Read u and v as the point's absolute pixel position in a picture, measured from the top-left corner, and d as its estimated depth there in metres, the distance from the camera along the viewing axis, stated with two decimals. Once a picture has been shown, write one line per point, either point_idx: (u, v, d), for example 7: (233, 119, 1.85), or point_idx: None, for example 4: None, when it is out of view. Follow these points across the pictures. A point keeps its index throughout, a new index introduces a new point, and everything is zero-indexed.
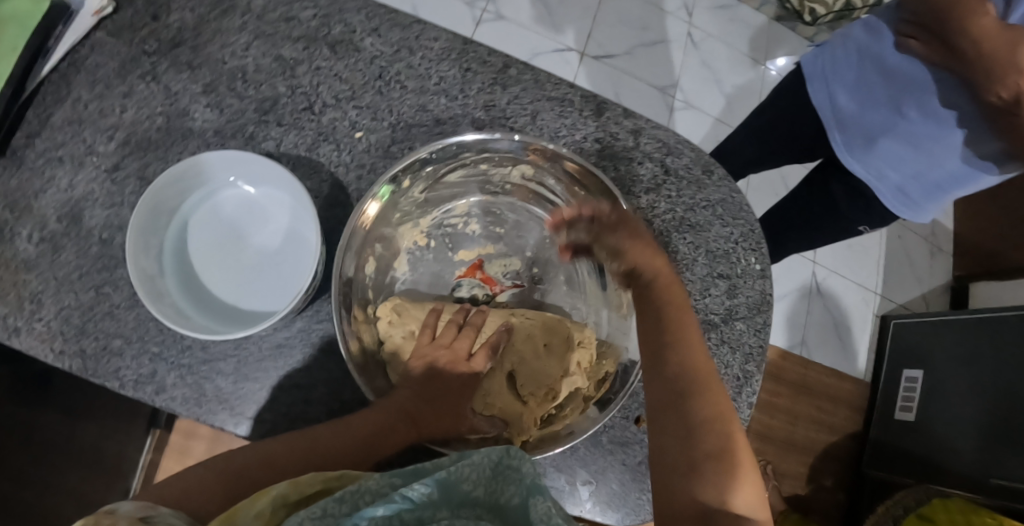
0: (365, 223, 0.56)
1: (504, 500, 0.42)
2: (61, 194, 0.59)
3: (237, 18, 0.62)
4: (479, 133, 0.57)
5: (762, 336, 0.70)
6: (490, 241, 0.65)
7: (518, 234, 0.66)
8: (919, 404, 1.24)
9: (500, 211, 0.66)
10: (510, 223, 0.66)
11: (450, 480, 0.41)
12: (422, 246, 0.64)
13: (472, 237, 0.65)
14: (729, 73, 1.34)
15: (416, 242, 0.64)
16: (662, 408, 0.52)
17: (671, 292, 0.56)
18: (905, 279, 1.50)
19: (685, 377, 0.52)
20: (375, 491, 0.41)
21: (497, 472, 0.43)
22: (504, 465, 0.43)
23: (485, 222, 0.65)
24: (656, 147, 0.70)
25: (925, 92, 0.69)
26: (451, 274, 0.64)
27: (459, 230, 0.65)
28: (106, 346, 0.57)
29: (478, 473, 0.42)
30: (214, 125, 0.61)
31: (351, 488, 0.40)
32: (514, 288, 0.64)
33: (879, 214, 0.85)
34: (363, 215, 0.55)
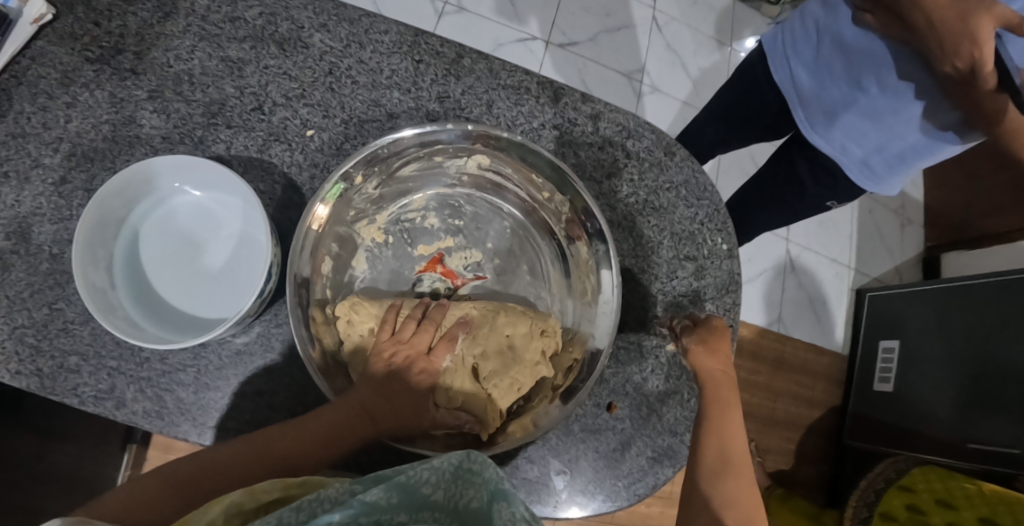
0: (318, 224, 0.56)
1: (464, 504, 0.40)
2: (7, 211, 0.57)
3: (180, 20, 0.61)
4: (415, 128, 0.57)
5: (732, 316, 0.70)
6: (450, 234, 0.65)
7: (477, 226, 0.66)
8: (897, 373, 1.27)
9: (457, 203, 0.66)
10: (468, 215, 0.66)
11: (411, 483, 0.39)
12: (380, 243, 0.64)
13: (431, 232, 0.65)
14: (694, 56, 1.34)
15: (374, 238, 0.63)
16: (712, 478, 0.53)
17: (726, 384, 0.59)
18: (878, 251, 1.52)
19: (730, 454, 0.55)
20: (333, 499, 0.38)
21: (457, 476, 0.41)
22: (464, 468, 0.41)
23: (444, 215, 0.65)
24: (616, 131, 0.70)
25: (883, 65, 0.70)
26: (411, 269, 0.63)
27: (416, 224, 0.65)
28: (62, 364, 0.55)
29: (436, 477, 0.40)
30: (163, 132, 0.60)
31: (308, 495, 0.38)
32: (476, 281, 0.64)
33: (845, 190, 0.86)
34: (313, 217, 0.55)
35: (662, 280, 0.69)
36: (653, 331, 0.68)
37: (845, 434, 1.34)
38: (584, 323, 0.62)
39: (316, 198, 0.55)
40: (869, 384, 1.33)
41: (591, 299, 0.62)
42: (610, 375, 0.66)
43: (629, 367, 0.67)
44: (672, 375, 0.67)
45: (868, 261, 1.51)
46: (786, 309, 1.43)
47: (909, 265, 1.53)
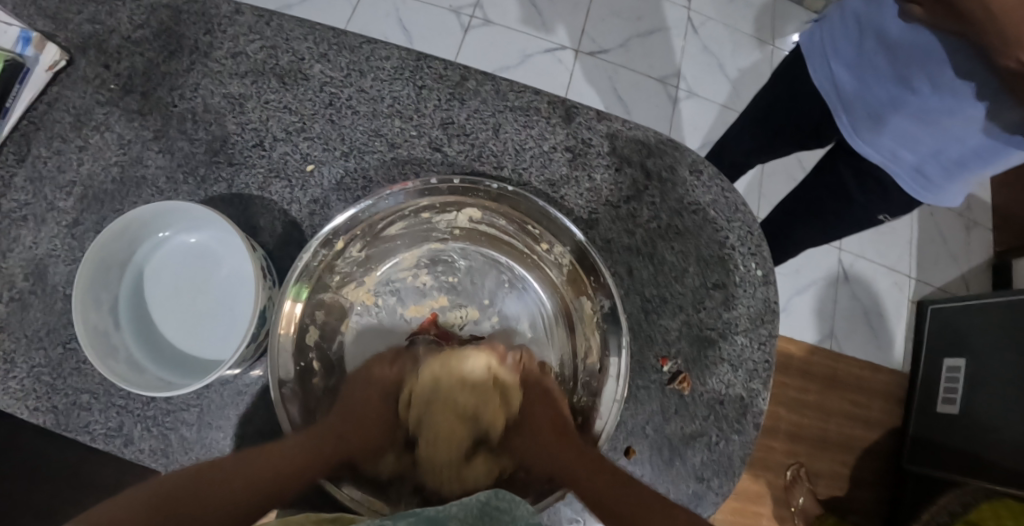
0: (291, 323, 0.55)
1: None
2: (26, 252, 0.59)
3: (185, 59, 0.62)
4: (345, 212, 0.57)
5: (766, 350, 0.64)
6: (443, 292, 0.64)
7: (474, 281, 0.64)
8: (964, 394, 1.16)
9: (450, 258, 0.65)
10: (463, 270, 0.65)
11: (439, 517, 0.43)
12: (370, 306, 0.63)
13: (422, 291, 0.64)
14: (733, 56, 1.26)
15: (363, 301, 0.62)
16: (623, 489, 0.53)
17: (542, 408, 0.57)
18: (942, 258, 1.40)
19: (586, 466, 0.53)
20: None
21: (485, 513, 0.44)
22: (491, 506, 0.44)
23: (436, 272, 0.64)
24: (635, 150, 0.65)
25: (934, 62, 0.61)
26: (405, 331, 0.63)
27: (407, 283, 0.64)
28: (74, 401, 0.56)
29: (464, 513, 0.43)
30: (167, 171, 0.60)
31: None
32: (472, 339, 0.62)
33: (898, 200, 0.77)
34: (285, 317, 0.55)
35: (689, 311, 0.64)
36: (677, 365, 0.63)
37: (904, 459, 1.19)
38: (591, 385, 0.59)
39: (282, 295, 0.54)
40: (931, 405, 1.20)
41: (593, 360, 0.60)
42: (628, 416, 0.62)
43: (648, 406, 0.62)
44: (697, 417, 0.62)
45: (931, 270, 1.39)
46: (838, 325, 1.34)
47: (975, 271, 1.40)
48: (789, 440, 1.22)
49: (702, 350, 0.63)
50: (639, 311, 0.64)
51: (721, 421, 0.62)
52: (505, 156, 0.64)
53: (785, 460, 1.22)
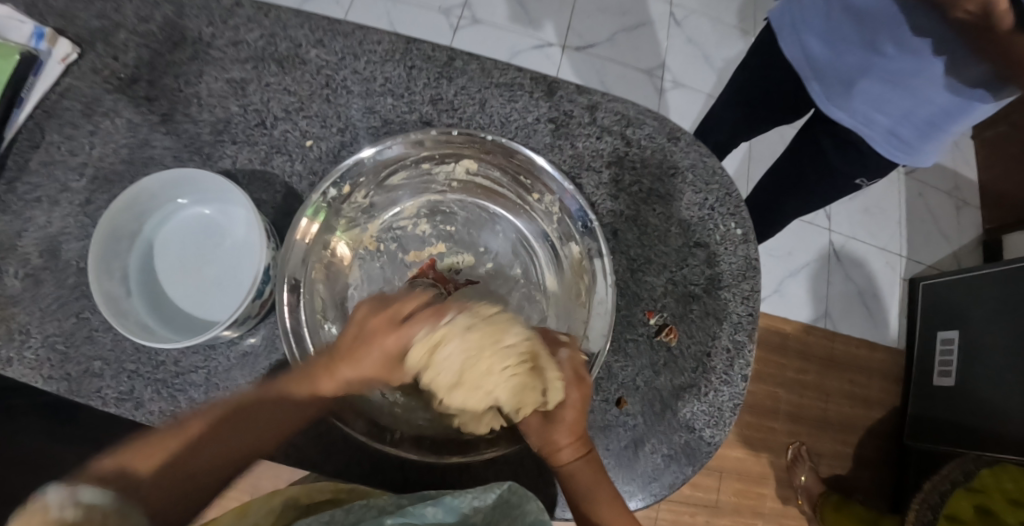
0: (307, 238, 0.58)
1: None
2: (40, 231, 0.62)
3: (189, 49, 0.66)
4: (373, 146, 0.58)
5: (750, 304, 0.66)
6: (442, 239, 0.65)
7: (471, 231, 0.66)
8: (959, 367, 1.18)
9: (448, 209, 0.66)
10: (461, 220, 0.66)
11: (455, 503, 0.49)
12: (372, 251, 0.64)
13: (422, 239, 0.65)
14: (716, 47, 1.31)
15: (366, 246, 0.63)
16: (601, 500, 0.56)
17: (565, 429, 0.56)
18: (933, 237, 1.42)
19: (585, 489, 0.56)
20: (382, 507, 0.49)
21: (498, 505, 0.50)
22: (504, 499, 0.50)
23: (435, 222, 0.65)
24: (615, 120, 0.68)
25: (893, 24, 0.65)
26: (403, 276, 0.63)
27: (408, 231, 0.65)
28: (87, 368, 0.59)
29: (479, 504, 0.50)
30: (174, 151, 0.64)
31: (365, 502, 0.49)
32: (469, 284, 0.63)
33: (875, 165, 0.80)
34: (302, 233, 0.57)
35: (673, 269, 0.66)
36: (663, 319, 0.65)
37: (907, 435, 1.23)
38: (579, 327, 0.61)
39: (300, 213, 0.56)
40: (929, 379, 1.23)
41: (585, 300, 0.61)
42: (619, 369, 0.64)
43: (638, 360, 0.64)
44: (685, 369, 0.64)
45: (923, 248, 1.41)
46: (834, 304, 1.35)
47: (965, 248, 1.42)
48: (789, 419, 1.23)
49: (687, 305, 0.66)
50: (626, 270, 0.66)
51: (709, 373, 0.65)
52: (491, 128, 0.67)
53: (786, 440, 1.22)
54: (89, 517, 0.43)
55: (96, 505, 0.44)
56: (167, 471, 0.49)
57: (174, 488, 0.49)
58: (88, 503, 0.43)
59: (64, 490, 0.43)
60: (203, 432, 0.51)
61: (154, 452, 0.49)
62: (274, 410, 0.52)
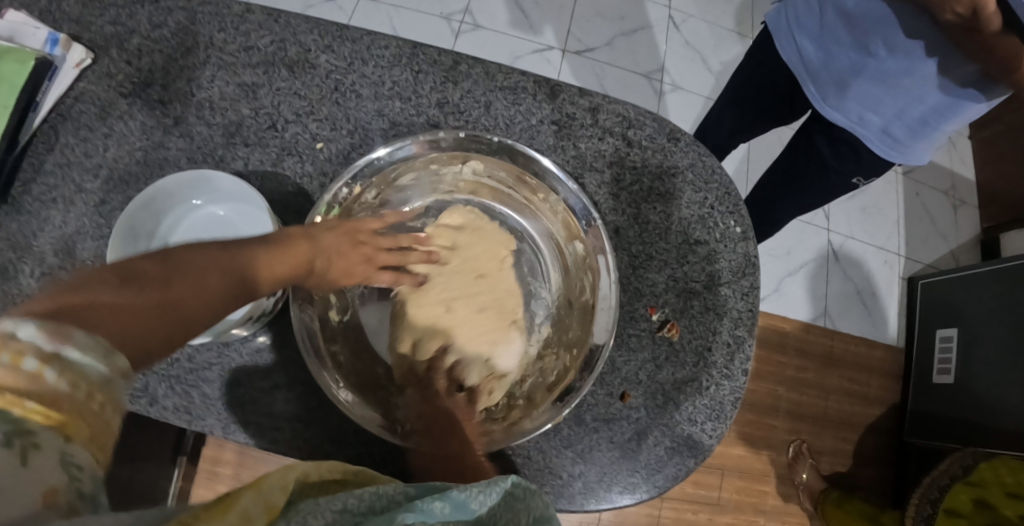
0: None
1: None
2: (56, 231, 0.63)
3: (201, 54, 0.68)
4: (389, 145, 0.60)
5: (749, 300, 0.68)
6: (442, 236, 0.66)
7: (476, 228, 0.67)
8: (958, 364, 1.19)
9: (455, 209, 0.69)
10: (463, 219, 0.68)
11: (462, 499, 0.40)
12: None
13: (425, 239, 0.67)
14: (714, 50, 1.33)
15: None
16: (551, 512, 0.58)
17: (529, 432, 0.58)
18: (930, 236, 1.44)
19: None
20: (390, 497, 0.40)
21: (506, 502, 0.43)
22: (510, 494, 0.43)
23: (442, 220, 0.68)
24: (616, 122, 0.70)
25: (887, 26, 0.67)
26: None
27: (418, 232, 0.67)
28: None
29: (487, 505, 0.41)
30: (187, 153, 0.65)
31: (371, 489, 0.40)
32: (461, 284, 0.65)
33: (870, 163, 0.82)
34: None
35: (675, 266, 0.68)
36: (665, 314, 0.67)
37: (906, 432, 1.24)
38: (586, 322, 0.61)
39: (312, 211, 0.58)
40: (928, 376, 1.24)
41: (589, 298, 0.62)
42: (622, 363, 0.65)
43: (640, 354, 0.65)
44: (687, 363, 0.66)
45: (920, 248, 1.43)
46: (832, 302, 1.36)
47: (963, 247, 1.44)
48: (790, 417, 1.24)
49: (688, 301, 0.67)
50: (628, 267, 0.67)
51: (710, 367, 0.66)
52: (496, 130, 0.69)
53: (788, 438, 1.23)
54: (77, 384, 0.32)
55: (85, 364, 0.33)
56: (127, 308, 0.38)
57: (149, 318, 0.39)
58: (77, 363, 0.33)
59: (44, 338, 0.32)
60: (194, 263, 0.44)
61: (114, 285, 0.39)
62: (252, 261, 0.48)
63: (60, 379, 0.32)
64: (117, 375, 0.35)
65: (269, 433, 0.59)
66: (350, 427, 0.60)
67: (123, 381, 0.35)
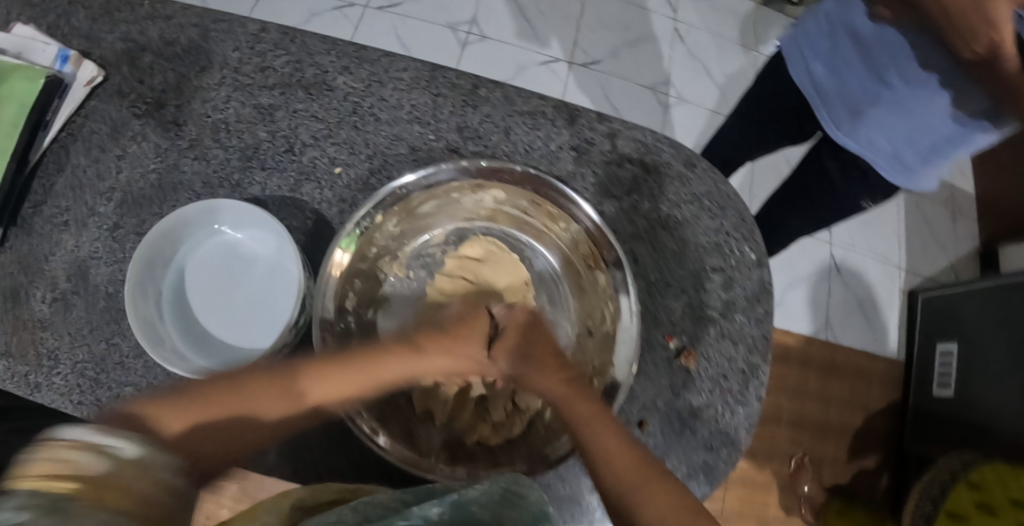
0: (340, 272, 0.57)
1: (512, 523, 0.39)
2: (69, 255, 0.62)
3: (216, 73, 0.67)
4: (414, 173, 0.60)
5: (765, 326, 0.69)
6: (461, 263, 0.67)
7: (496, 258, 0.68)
8: (957, 379, 1.21)
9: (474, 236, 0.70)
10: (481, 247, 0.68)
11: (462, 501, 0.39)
12: (403, 278, 0.67)
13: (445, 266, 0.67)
14: (719, 63, 1.33)
15: (397, 274, 0.66)
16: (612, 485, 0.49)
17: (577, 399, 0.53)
18: (926, 249, 1.46)
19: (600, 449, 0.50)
20: (385, 505, 0.40)
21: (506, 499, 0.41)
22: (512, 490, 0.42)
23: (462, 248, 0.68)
24: (634, 147, 0.70)
25: (901, 55, 0.67)
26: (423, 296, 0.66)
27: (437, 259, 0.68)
28: (120, 393, 0.60)
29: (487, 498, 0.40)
30: (202, 176, 0.64)
31: (364, 499, 0.41)
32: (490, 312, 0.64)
33: (880, 188, 0.83)
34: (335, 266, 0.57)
35: (692, 294, 0.68)
36: (682, 342, 0.67)
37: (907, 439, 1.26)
38: (606, 355, 0.61)
39: (335, 244, 0.56)
40: (928, 390, 1.26)
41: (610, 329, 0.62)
42: (640, 391, 0.66)
43: (658, 381, 0.66)
44: (704, 389, 0.66)
45: (920, 261, 1.45)
46: (833, 314, 1.39)
47: (959, 260, 1.46)
48: (790, 429, 1.26)
49: (705, 328, 0.68)
50: (646, 293, 0.68)
51: (726, 394, 0.67)
52: (516, 155, 0.69)
53: (788, 449, 1.25)
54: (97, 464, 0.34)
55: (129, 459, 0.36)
56: (195, 428, 0.47)
57: (198, 426, 0.47)
58: (112, 456, 0.36)
59: (91, 433, 0.36)
60: (271, 374, 0.51)
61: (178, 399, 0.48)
62: (316, 370, 0.52)
63: (97, 462, 0.34)
64: (162, 493, 0.36)
65: (289, 464, 0.59)
66: (372, 456, 0.60)
67: (150, 465, 0.37)
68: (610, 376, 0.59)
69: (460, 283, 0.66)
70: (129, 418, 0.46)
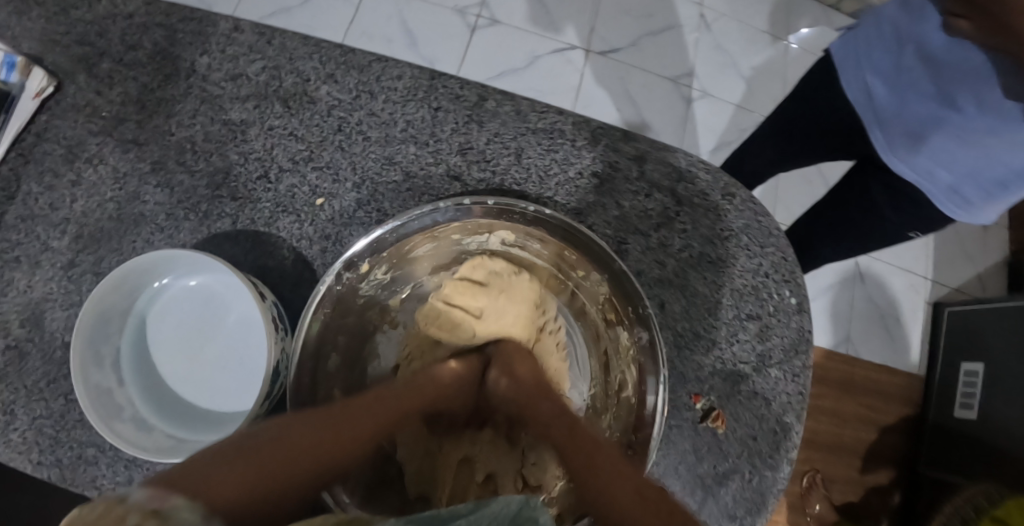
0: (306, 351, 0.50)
1: None
2: (20, 297, 0.55)
3: (181, 83, 0.58)
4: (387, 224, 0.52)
5: (801, 383, 0.61)
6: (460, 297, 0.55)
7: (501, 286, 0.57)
8: (980, 400, 1.14)
9: None
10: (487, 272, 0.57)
11: None
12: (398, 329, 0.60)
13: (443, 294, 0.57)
14: (747, 53, 1.22)
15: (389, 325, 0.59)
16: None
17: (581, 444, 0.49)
18: (957, 258, 1.38)
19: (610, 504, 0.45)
20: None
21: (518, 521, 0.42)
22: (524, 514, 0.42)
23: None
24: (663, 174, 0.62)
25: (984, 82, 0.58)
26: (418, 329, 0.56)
27: None
28: (79, 455, 0.53)
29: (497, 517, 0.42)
30: (168, 208, 0.57)
31: None
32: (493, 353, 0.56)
33: (932, 217, 0.74)
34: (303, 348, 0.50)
35: (721, 344, 0.61)
36: (710, 402, 0.60)
37: (922, 462, 1.19)
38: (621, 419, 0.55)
39: (301, 325, 0.49)
40: (948, 407, 1.20)
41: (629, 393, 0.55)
42: (660, 456, 0.60)
43: (680, 445, 0.60)
44: (729, 453, 0.60)
45: (947, 270, 1.37)
46: (853, 327, 1.33)
47: (990, 270, 1.38)
48: (804, 446, 1.20)
49: (734, 385, 0.61)
50: (673, 347, 0.61)
51: (754, 458, 0.60)
52: (528, 183, 0.60)
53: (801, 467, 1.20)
54: None
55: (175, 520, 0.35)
56: (241, 482, 0.40)
57: (254, 484, 0.40)
58: (173, 523, 0.35)
59: None
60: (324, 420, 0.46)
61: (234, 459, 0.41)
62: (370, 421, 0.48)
63: None
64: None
65: None
66: None
67: None
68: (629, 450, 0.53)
69: (461, 316, 0.56)
70: (178, 481, 0.38)
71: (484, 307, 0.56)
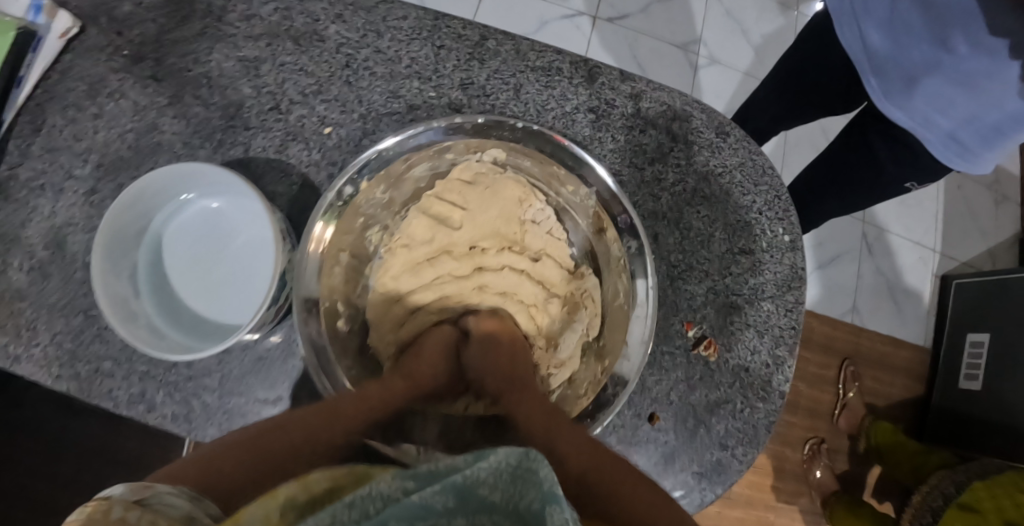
0: (321, 245, 0.54)
1: (524, 507, 0.30)
2: (45, 222, 0.59)
3: (197, 22, 0.60)
4: (395, 135, 0.55)
5: (793, 317, 0.62)
6: (444, 213, 0.59)
7: (494, 196, 0.60)
8: (987, 372, 1.12)
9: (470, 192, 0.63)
10: (483, 185, 0.60)
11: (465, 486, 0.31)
12: None
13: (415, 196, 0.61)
14: (757, 22, 1.22)
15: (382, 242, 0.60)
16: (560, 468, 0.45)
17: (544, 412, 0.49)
18: (968, 232, 1.37)
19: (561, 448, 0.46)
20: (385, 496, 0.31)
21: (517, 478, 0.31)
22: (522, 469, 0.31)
23: None
24: (661, 112, 0.63)
25: (972, 22, 0.59)
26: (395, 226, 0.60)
27: None
28: (97, 369, 0.57)
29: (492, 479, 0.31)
30: (182, 137, 0.60)
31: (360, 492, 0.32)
32: (502, 250, 0.61)
33: (928, 167, 0.74)
34: (316, 239, 0.53)
35: (716, 278, 0.62)
36: (702, 331, 0.62)
37: (928, 432, 1.19)
38: (615, 338, 0.57)
39: (314, 217, 0.53)
40: (954, 381, 1.18)
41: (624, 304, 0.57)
42: (653, 384, 0.61)
43: (672, 374, 0.61)
44: (722, 384, 0.61)
45: (957, 244, 1.36)
46: (863, 299, 1.30)
47: (999, 246, 1.37)
48: (809, 415, 1.20)
49: (728, 318, 0.62)
50: (666, 276, 0.62)
51: (746, 389, 0.61)
52: (527, 117, 0.62)
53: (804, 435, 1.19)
54: None
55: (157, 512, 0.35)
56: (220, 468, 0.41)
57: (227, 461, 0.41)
58: (159, 508, 0.35)
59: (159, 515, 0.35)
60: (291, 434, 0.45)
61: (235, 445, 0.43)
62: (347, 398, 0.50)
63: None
64: (197, 511, 0.37)
65: None
66: None
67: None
68: (620, 358, 0.55)
69: (449, 210, 0.59)
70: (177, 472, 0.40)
71: (470, 204, 0.60)
